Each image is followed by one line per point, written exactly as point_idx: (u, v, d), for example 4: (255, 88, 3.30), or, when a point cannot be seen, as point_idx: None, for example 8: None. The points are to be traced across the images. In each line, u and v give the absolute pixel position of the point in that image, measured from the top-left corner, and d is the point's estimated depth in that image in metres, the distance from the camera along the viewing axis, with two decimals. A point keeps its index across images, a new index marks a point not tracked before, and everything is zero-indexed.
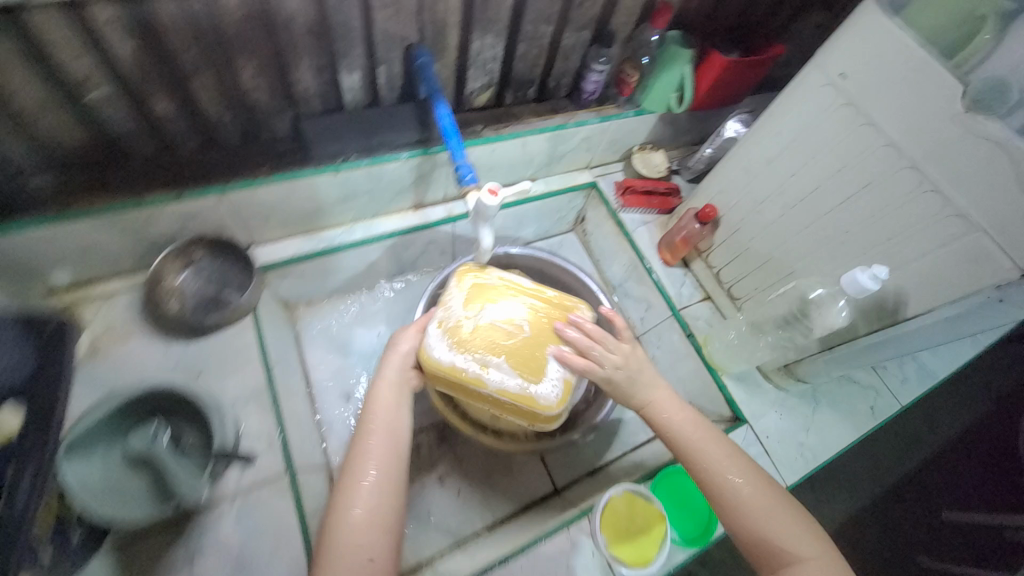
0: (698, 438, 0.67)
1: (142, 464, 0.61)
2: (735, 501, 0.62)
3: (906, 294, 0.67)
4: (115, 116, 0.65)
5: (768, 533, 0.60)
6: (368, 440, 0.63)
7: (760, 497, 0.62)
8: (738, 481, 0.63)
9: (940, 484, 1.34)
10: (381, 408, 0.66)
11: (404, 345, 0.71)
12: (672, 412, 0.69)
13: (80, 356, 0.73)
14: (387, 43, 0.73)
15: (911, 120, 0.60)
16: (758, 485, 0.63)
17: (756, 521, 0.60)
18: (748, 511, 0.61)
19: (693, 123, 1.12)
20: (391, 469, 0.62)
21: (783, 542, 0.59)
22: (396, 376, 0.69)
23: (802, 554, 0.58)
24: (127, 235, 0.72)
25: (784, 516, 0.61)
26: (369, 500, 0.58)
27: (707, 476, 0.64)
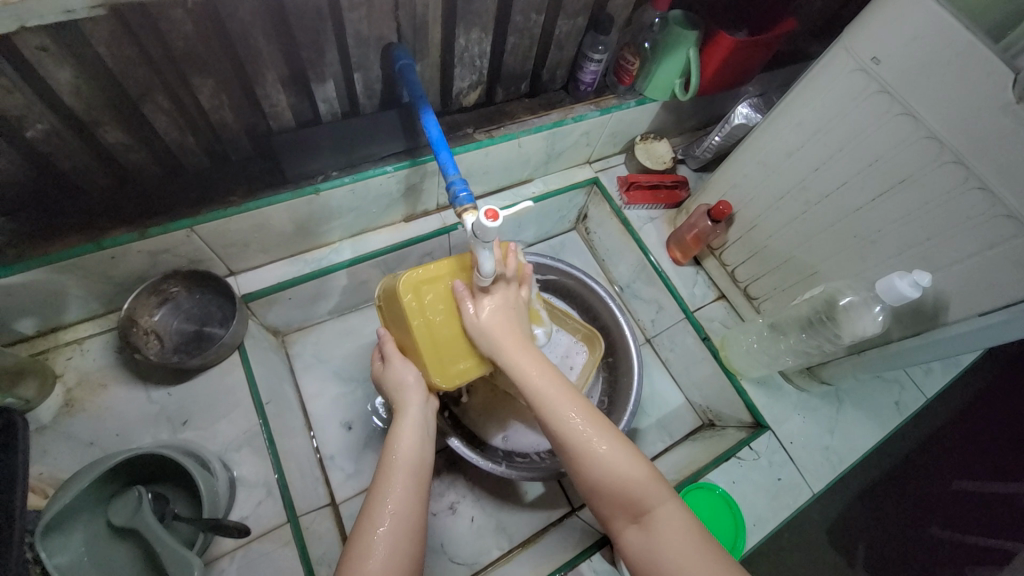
0: (552, 392, 0.57)
1: (129, 530, 0.57)
2: (592, 457, 0.53)
3: (946, 295, 0.64)
4: (61, 151, 0.58)
5: (626, 484, 0.52)
6: (388, 477, 0.55)
7: (611, 452, 0.54)
8: (595, 435, 0.55)
9: (950, 454, 1.27)
10: (408, 443, 0.58)
11: (412, 372, 0.63)
12: (529, 363, 0.59)
13: (55, 411, 0.67)
14: (362, 47, 0.66)
15: (956, 109, 0.54)
16: (617, 438, 0.56)
17: (615, 476, 0.53)
18: (605, 465, 0.53)
19: (698, 108, 1.05)
20: (411, 517, 0.53)
21: (638, 495, 0.52)
22: (422, 405, 0.62)
23: (657, 501, 0.52)
24: (92, 278, 0.66)
25: (630, 464, 0.53)
26: (392, 539, 0.51)
27: (565, 432, 0.55)
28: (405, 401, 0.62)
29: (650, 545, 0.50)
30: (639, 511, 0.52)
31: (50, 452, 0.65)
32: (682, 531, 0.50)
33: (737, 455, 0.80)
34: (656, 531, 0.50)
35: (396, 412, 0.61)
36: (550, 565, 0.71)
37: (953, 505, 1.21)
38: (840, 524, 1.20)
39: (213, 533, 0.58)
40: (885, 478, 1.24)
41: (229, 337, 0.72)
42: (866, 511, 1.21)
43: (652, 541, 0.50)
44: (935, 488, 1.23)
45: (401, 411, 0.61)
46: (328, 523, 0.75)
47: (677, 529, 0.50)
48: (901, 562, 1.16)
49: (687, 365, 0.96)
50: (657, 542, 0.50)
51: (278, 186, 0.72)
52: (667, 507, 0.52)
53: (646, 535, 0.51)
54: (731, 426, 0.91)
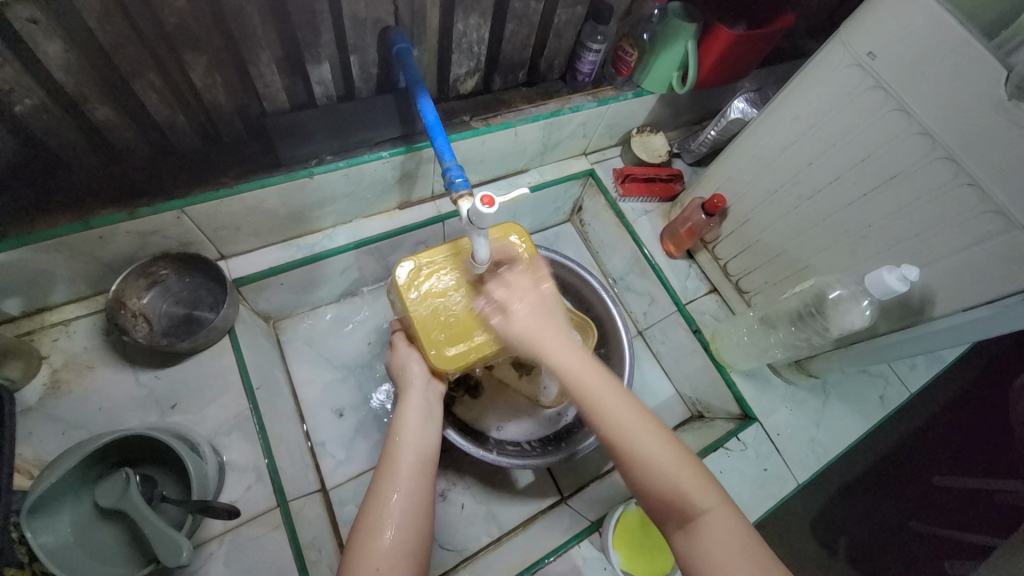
0: (602, 396, 0.54)
1: (116, 512, 0.56)
2: (643, 460, 0.51)
3: (932, 291, 0.66)
4: (48, 127, 0.56)
5: (677, 490, 0.50)
6: (393, 463, 0.55)
7: (667, 454, 0.52)
8: (646, 436, 0.52)
9: (932, 449, 1.30)
10: (412, 423, 0.59)
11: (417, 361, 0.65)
12: (574, 364, 0.55)
13: (40, 393, 0.66)
14: (359, 28, 0.65)
15: (949, 106, 0.55)
16: (669, 439, 0.53)
17: (665, 478, 0.51)
18: (655, 468, 0.51)
19: (695, 102, 1.05)
20: (420, 491, 0.54)
21: (687, 498, 0.50)
22: (423, 389, 0.63)
23: (706, 505, 0.50)
24: (79, 258, 0.65)
25: (683, 469, 0.51)
26: (399, 520, 0.52)
27: (614, 438, 0.52)
28: (408, 385, 0.63)
29: (698, 550, 0.48)
30: (689, 515, 0.50)
31: (35, 434, 0.64)
32: (733, 539, 0.48)
33: (725, 446, 0.81)
34: (705, 538, 0.48)
35: (399, 396, 0.63)
36: (540, 552, 0.72)
37: (933, 500, 1.24)
38: (823, 517, 1.23)
39: (202, 516, 0.58)
40: (867, 473, 1.27)
41: (219, 321, 0.71)
42: (848, 505, 1.24)
43: (700, 547, 0.48)
44: (915, 483, 1.26)
45: (405, 394, 0.63)
46: (318, 508, 0.75)
47: (726, 533, 0.48)
48: (881, 554, 1.19)
49: (678, 357, 0.97)
50: (703, 547, 0.48)
51: (271, 169, 0.71)
52: (718, 510, 0.50)
53: (694, 541, 0.49)
54: (719, 418, 0.92)
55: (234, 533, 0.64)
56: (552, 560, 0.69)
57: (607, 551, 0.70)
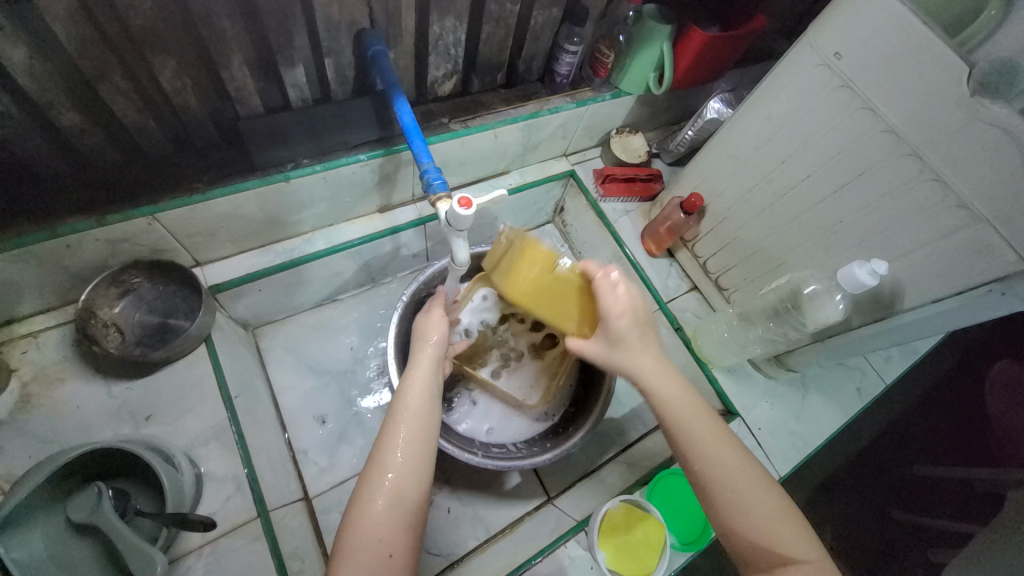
0: (706, 432, 0.54)
1: (89, 528, 0.54)
2: (736, 501, 0.51)
3: (902, 284, 0.67)
4: (10, 133, 0.55)
5: (769, 538, 0.49)
6: (396, 424, 0.55)
7: (763, 493, 0.51)
8: (742, 478, 0.52)
9: (909, 440, 1.33)
10: (417, 396, 0.58)
11: (444, 339, 0.65)
12: (681, 402, 0.56)
13: (6, 407, 0.64)
14: (333, 31, 0.64)
15: (913, 104, 0.56)
16: (763, 483, 0.52)
17: (756, 523, 0.50)
18: (747, 512, 0.50)
19: (672, 103, 1.06)
20: (421, 463, 0.53)
21: (776, 541, 0.49)
22: (432, 364, 0.62)
23: (797, 554, 0.48)
24: (47, 268, 0.63)
25: (776, 510, 0.50)
26: (399, 489, 0.51)
27: (711, 475, 0.52)
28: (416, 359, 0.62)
29: None
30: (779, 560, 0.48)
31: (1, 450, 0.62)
32: None
33: None
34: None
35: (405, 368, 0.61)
36: (525, 554, 0.72)
37: (913, 489, 1.27)
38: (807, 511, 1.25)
39: (178, 528, 0.56)
40: (848, 465, 1.30)
41: (195, 329, 0.70)
42: (831, 498, 1.26)
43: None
44: (895, 474, 1.29)
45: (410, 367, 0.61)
46: (301, 517, 0.74)
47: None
48: (864, 543, 1.21)
49: None
50: None
51: (245, 173, 0.70)
52: (814, 564, 0.48)
53: None
54: None
55: (212, 545, 0.62)
56: (538, 561, 0.70)
57: (593, 549, 0.70)
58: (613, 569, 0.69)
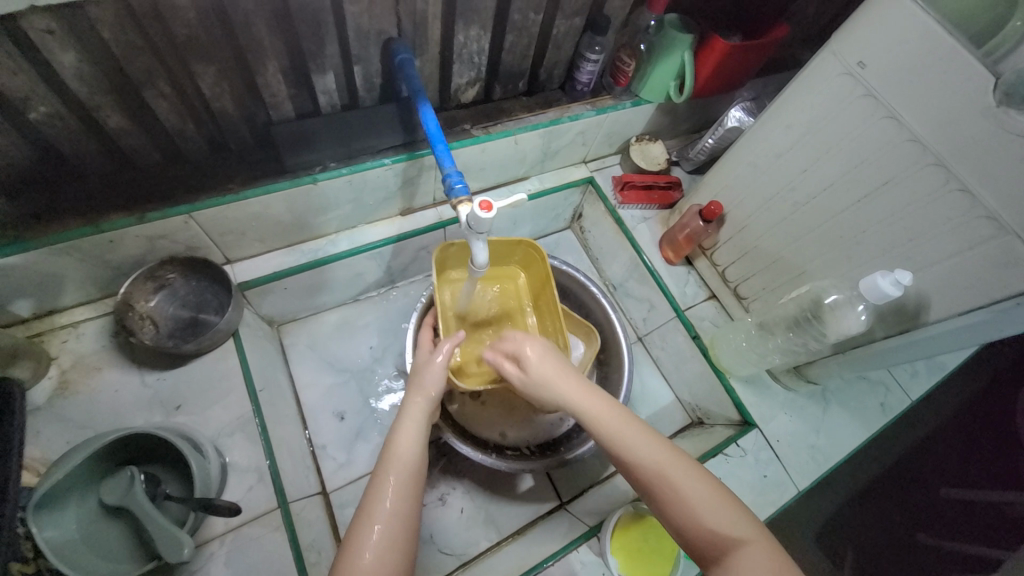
0: (633, 435, 0.55)
1: (120, 510, 0.57)
2: (675, 497, 0.50)
3: (927, 296, 0.66)
4: (62, 135, 0.59)
5: (711, 528, 0.48)
6: (385, 470, 0.54)
7: (688, 478, 0.51)
8: (671, 470, 0.52)
9: (937, 460, 1.28)
10: (406, 445, 0.57)
11: (438, 387, 0.64)
12: (606, 416, 0.57)
13: (48, 393, 0.68)
14: (362, 40, 0.67)
15: (939, 113, 0.56)
16: (698, 473, 0.52)
17: (695, 515, 0.49)
18: (686, 506, 0.50)
19: (693, 111, 1.06)
20: (407, 522, 0.51)
21: (712, 528, 0.48)
22: (425, 414, 0.61)
23: (740, 537, 0.47)
24: (90, 262, 0.67)
25: (703, 492, 0.50)
26: (386, 538, 0.49)
27: (646, 479, 0.52)
28: (405, 406, 0.62)
29: None
30: (721, 547, 0.47)
31: (41, 433, 0.65)
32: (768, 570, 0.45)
33: (724, 451, 0.81)
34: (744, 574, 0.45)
35: (397, 414, 0.61)
36: (536, 557, 0.72)
37: (941, 512, 1.23)
38: (828, 530, 1.21)
39: (204, 513, 0.59)
40: (872, 484, 1.26)
41: (224, 324, 0.72)
42: (853, 517, 1.23)
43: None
44: (922, 496, 1.25)
45: (400, 417, 0.61)
46: (318, 511, 0.76)
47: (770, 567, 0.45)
48: (888, 566, 1.17)
49: (677, 363, 0.97)
50: None
51: (276, 175, 0.73)
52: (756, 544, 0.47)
53: None
54: (719, 424, 0.92)
55: (234, 533, 0.64)
56: (550, 564, 0.70)
57: (605, 555, 0.70)
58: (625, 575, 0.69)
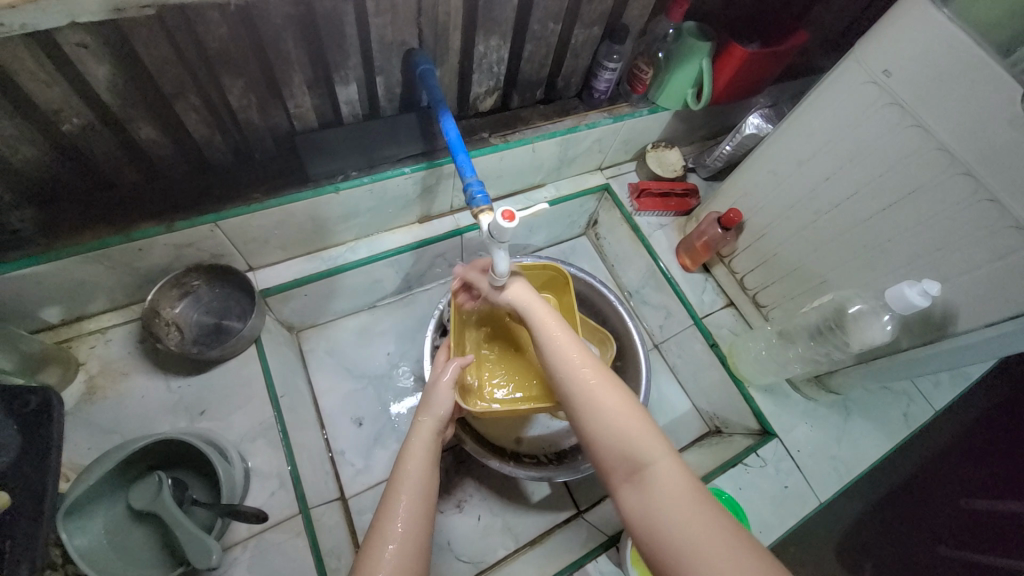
0: (574, 359, 0.57)
1: (148, 514, 0.58)
2: (599, 417, 0.53)
3: (954, 307, 0.65)
4: (95, 145, 0.60)
5: (631, 447, 0.51)
6: (397, 489, 0.55)
7: (615, 406, 0.53)
8: (604, 394, 0.54)
9: (957, 470, 1.26)
10: (415, 462, 0.58)
11: (448, 407, 0.64)
12: (555, 340, 0.59)
13: (77, 397, 0.69)
14: (385, 51, 0.68)
15: (967, 123, 0.55)
16: (626, 398, 0.54)
17: (616, 434, 0.51)
18: (609, 425, 0.52)
19: (710, 118, 1.06)
20: (418, 546, 0.51)
21: (630, 450, 0.50)
22: (434, 432, 0.62)
23: (652, 456, 0.50)
24: (119, 269, 0.68)
25: (628, 419, 0.52)
26: (398, 555, 0.50)
27: (578, 396, 0.55)
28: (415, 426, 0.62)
29: (643, 504, 0.48)
30: (635, 467, 0.50)
31: (70, 437, 0.67)
32: (676, 489, 0.48)
33: (744, 461, 0.81)
34: (650, 490, 0.48)
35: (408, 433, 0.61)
36: (555, 566, 0.72)
37: (959, 523, 1.21)
38: (847, 542, 1.19)
39: (230, 519, 0.59)
40: (891, 494, 1.24)
41: (247, 331, 0.74)
42: (871, 528, 1.21)
43: (648, 501, 0.48)
44: (943, 507, 1.22)
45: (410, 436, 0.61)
46: (337, 516, 0.76)
47: (675, 485, 0.48)
48: None
49: (694, 371, 0.97)
50: (648, 498, 0.48)
51: (299, 184, 0.74)
52: (665, 465, 0.49)
53: (639, 494, 0.49)
54: (738, 433, 0.91)
55: (257, 538, 0.65)
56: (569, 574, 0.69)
57: (624, 565, 0.69)
58: None
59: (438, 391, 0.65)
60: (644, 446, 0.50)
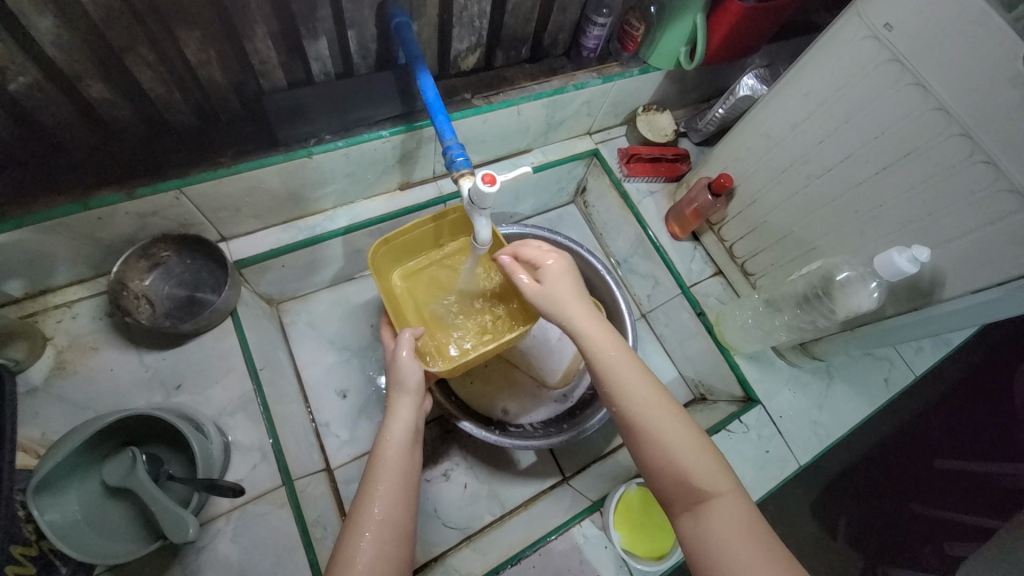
0: (631, 383, 0.56)
1: (124, 490, 0.57)
2: (660, 444, 0.54)
3: (943, 273, 0.65)
4: (42, 105, 0.56)
5: (687, 474, 0.52)
6: (375, 478, 0.54)
7: (681, 436, 0.54)
8: (665, 422, 0.55)
9: (935, 432, 1.29)
10: (393, 445, 0.56)
11: (418, 378, 0.61)
12: (618, 357, 0.58)
13: (46, 373, 0.67)
14: (356, 2, 0.63)
15: (967, 81, 0.53)
16: (687, 427, 0.55)
17: (678, 464, 0.53)
18: (669, 455, 0.53)
19: (703, 79, 1.02)
20: (396, 528, 0.51)
21: (696, 479, 0.52)
22: (413, 410, 0.60)
23: (710, 485, 0.52)
24: (80, 239, 0.65)
25: (692, 447, 0.54)
26: (379, 538, 0.50)
27: (635, 422, 0.55)
28: (393, 404, 0.60)
29: (705, 531, 0.50)
30: (699, 495, 0.51)
31: (40, 414, 0.65)
32: (739, 521, 0.49)
33: (728, 427, 0.81)
34: (708, 518, 0.50)
35: (386, 414, 0.60)
36: (540, 531, 0.73)
37: (933, 482, 1.24)
38: (824, 502, 1.23)
39: (209, 493, 0.59)
40: (868, 456, 1.27)
41: (221, 303, 0.71)
42: (849, 488, 1.24)
43: (706, 528, 0.50)
44: (919, 467, 1.26)
45: (389, 414, 0.60)
46: (322, 487, 0.76)
47: (736, 519, 0.50)
48: (879, 533, 1.20)
49: (681, 340, 0.97)
50: (708, 527, 0.50)
51: (269, 148, 0.70)
52: (726, 495, 0.51)
53: (700, 522, 0.50)
54: (722, 400, 0.92)
55: (241, 509, 0.64)
56: (554, 539, 0.70)
57: (608, 529, 0.71)
58: (627, 549, 0.70)
59: (401, 364, 0.61)
60: (711, 475, 0.52)
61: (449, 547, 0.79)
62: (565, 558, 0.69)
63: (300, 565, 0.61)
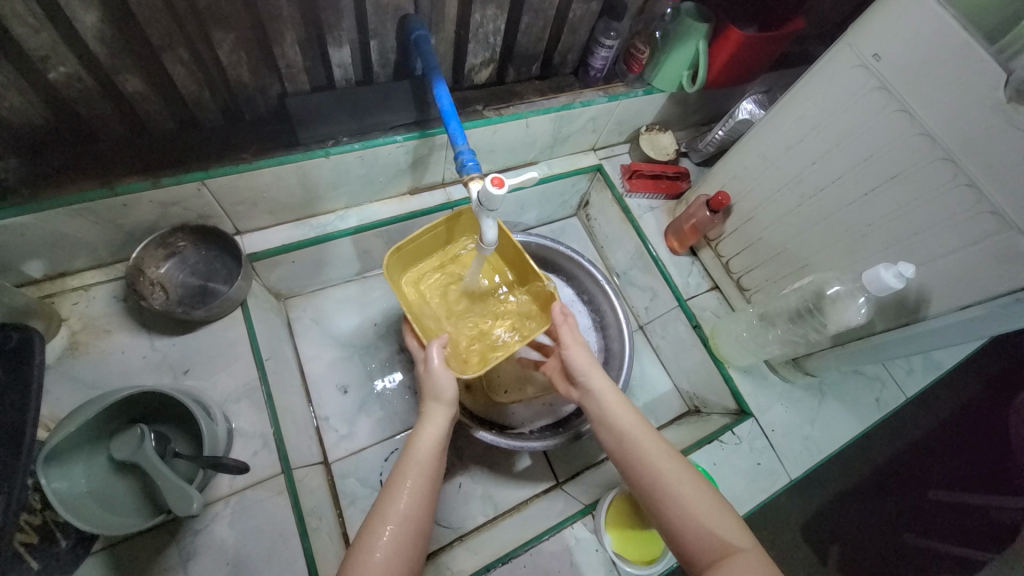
0: (656, 453, 0.60)
1: (130, 465, 0.58)
2: (679, 504, 0.56)
3: (929, 292, 0.67)
4: (81, 95, 0.59)
5: (710, 534, 0.54)
6: (404, 472, 0.56)
7: (698, 495, 0.57)
8: (680, 482, 0.58)
9: (930, 463, 1.29)
10: (425, 448, 0.59)
11: (454, 391, 0.63)
12: (635, 425, 0.63)
13: (58, 352, 0.69)
14: (380, 15, 0.67)
15: (951, 110, 0.56)
16: (699, 484, 0.58)
17: (699, 522, 0.55)
18: (690, 513, 0.56)
19: (704, 103, 1.07)
20: (416, 528, 0.53)
21: (718, 533, 0.54)
22: (446, 420, 0.62)
23: (736, 544, 0.53)
24: (103, 224, 0.67)
25: (710, 503, 0.56)
26: (400, 537, 0.52)
27: (658, 491, 0.58)
28: (425, 413, 0.62)
29: None
30: (721, 551, 0.53)
31: (50, 390, 0.66)
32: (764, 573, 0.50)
33: (720, 438, 0.83)
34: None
35: (420, 420, 0.62)
36: (533, 533, 0.74)
37: (928, 513, 1.24)
38: (819, 528, 1.22)
39: (212, 472, 0.60)
40: (864, 483, 1.27)
41: (233, 292, 0.73)
42: (842, 514, 1.24)
43: None
44: (914, 496, 1.26)
45: (421, 422, 0.62)
46: (319, 479, 0.77)
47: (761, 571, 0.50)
48: (871, 559, 1.19)
49: (677, 352, 0.99)
50: None
51: (289, 147, 0.74)
52: (747, 550, 0.52)
53: None
54: (716, 412, 0.93)
55: (240, 493, 0.65)
56: (546, 540, 0.71)
57: (599, 533, 0.72)
58: (618, 552, 0.70)
59: (436, 377, 0.63)
60: (730, 529, 0.54)
61: (441, 547, 0.80)
62: (556, 560, 0.69)
63: (295, 551, 0.62)
